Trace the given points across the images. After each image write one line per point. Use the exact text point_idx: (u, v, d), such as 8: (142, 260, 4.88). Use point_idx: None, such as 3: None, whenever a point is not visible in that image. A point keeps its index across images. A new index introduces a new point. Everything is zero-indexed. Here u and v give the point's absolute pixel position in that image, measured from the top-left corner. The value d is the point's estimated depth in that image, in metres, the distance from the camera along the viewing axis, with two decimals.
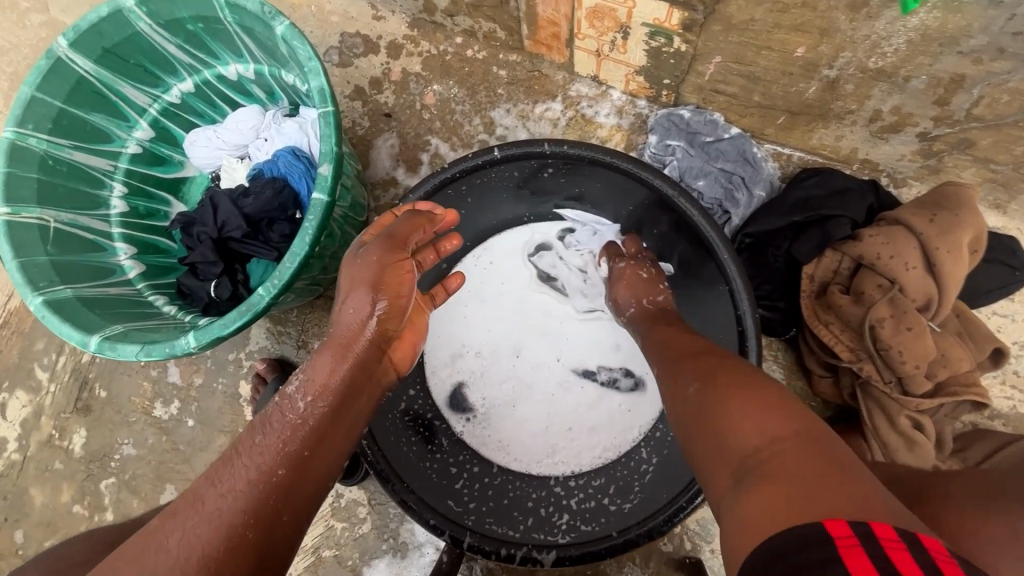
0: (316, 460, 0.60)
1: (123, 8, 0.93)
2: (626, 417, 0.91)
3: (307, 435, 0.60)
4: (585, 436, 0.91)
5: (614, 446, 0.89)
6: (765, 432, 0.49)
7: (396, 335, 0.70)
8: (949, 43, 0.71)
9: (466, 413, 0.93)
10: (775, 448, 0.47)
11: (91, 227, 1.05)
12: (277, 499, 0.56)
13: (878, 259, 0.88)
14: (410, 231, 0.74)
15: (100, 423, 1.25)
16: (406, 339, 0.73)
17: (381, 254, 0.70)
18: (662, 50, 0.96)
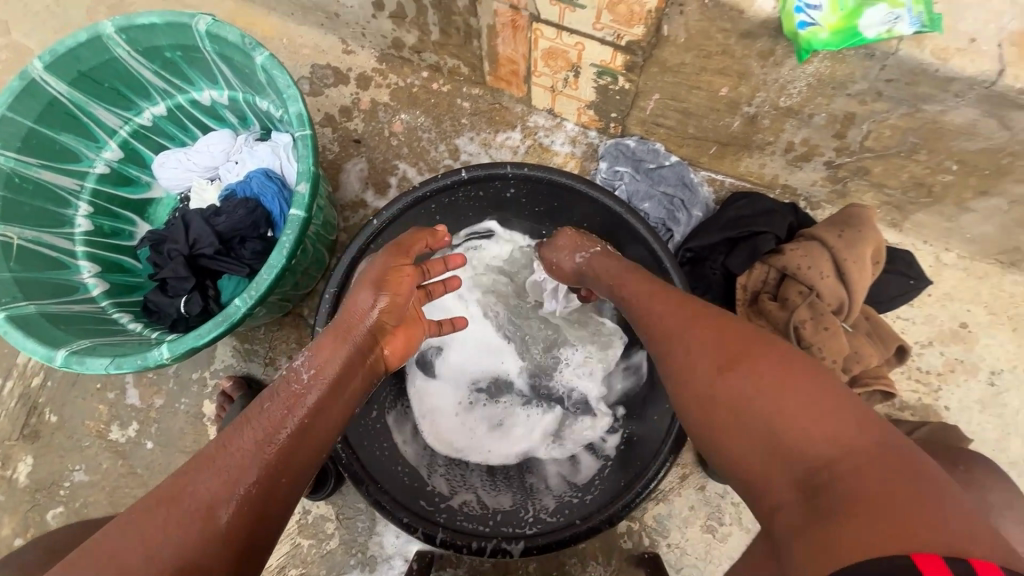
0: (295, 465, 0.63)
1: (102, 35, 0.97)
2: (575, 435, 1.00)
3: (292, 442, 0.63)
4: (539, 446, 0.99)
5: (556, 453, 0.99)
6: (823, 443, 0.52)
7: (391, 332, 0.82)
8: (839, 88, 0.86)
9: (431, 404, 1.00)
10: (811, 454, 0.53)
11: (54, 244, 1.05)
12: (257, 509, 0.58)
13: (798, 269, 1.01)
14: (419, 241, 0.88)
15: (48, 450, 1.20)
16: (398, 336, 0.83)
17: (388, 258, 0.84)
18: (609, 88, 1.08)
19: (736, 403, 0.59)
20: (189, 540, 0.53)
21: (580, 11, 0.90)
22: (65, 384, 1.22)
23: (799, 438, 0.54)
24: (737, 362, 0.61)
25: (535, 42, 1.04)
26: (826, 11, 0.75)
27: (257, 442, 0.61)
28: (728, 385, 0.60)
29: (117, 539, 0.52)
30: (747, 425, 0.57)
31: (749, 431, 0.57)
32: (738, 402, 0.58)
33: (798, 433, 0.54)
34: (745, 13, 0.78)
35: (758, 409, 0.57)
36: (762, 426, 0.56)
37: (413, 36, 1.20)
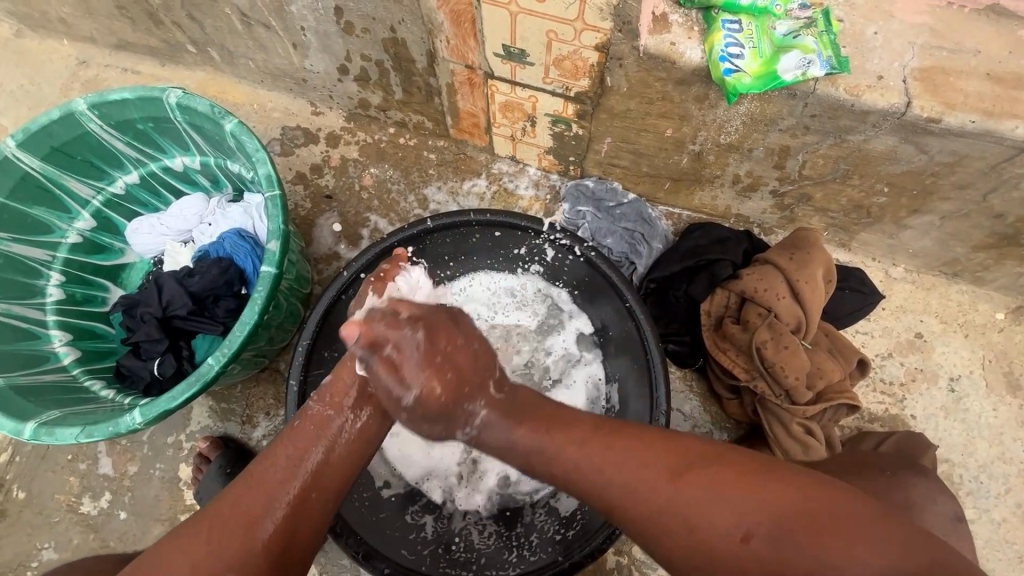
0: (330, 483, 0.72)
1: (75, 111, 1.01)
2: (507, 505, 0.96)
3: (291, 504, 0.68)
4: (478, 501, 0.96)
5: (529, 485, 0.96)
6: (749, 512, 0.58)
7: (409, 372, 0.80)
8: (771, 124, 0.93)
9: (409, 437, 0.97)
10: (744, 532, 0.58)
11: (25, 315, 1.06)
12: (288, 531, 0.68)
13: (755, 292, 1.06)
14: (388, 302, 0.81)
15: (16, 528, 1.16)
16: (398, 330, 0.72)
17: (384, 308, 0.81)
18: (564, 134, 1.15)
19: (675, 522, 0.60)
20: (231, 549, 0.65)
21: (529, 67, 0.98)
22: (35, 457, 1.19)
23: (722, 525, 0.58)
24: (647, 472, 0.63)
25: (492, 96, 1.11)
26: (746, 58, 0.83)
27: (289, 465, 0.70)
28: (653, 503, 0.62)
29: (184, 538, 0.66)
30: (691, 537, 0.60)
31: (703, 546, 0.59)
32: (669, 498, 0.61)
33: (717, 526, 0.59)
34: (676, 63, 0.86)
35: (692, 514, 0.60)
36: (698, 529, 0.59)
37: (378, 96, 1.27)
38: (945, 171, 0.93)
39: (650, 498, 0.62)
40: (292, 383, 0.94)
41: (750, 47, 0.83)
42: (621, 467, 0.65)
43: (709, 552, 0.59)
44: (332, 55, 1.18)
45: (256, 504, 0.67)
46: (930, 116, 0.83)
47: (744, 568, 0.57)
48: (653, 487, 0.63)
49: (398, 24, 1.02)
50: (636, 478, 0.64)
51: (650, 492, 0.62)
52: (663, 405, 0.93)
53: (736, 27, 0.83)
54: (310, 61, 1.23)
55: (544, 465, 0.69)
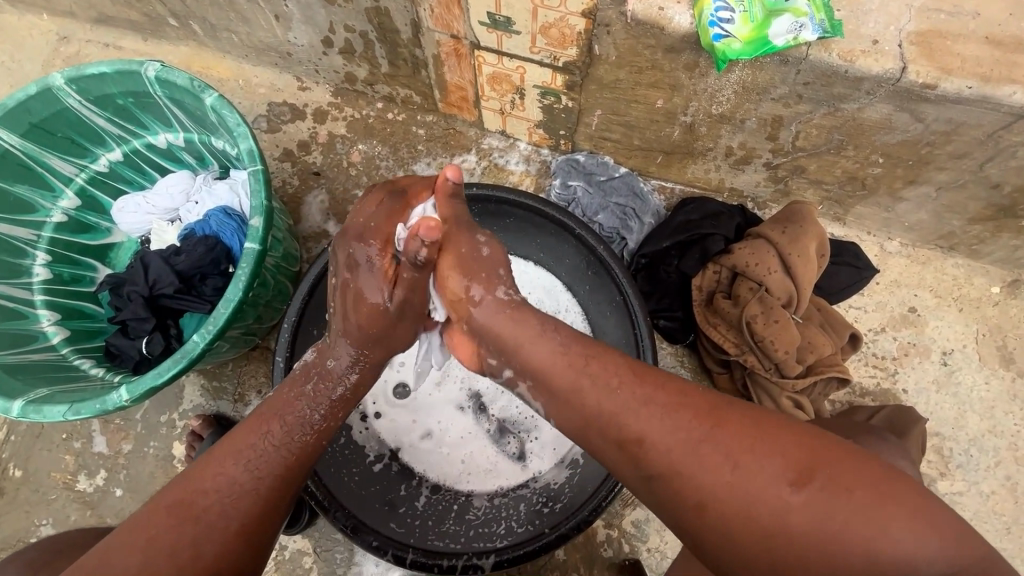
0: (298, 473, 0.70)
1: (52, 86, 0.99)
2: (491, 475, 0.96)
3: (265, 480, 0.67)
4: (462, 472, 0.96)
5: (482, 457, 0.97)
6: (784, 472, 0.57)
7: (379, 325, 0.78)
8: (763, 92, 0.90)
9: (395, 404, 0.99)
10: (777, 488, 0.56)
11: (12, 295, 1.05)
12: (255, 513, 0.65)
13: (747, 267, 1.05)
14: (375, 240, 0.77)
15: (15, 505, 1.17)
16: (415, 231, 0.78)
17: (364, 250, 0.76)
18: (554, 107, 1.13)
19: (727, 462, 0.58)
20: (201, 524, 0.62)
21: (515, 36, 0.95)
22: (29, 436, 1.20)
23: (756, 477, 0.57)
24: (678, 423, 0.61)
25: (479, 67, 1.08)
26: (737, 23, 0.80)
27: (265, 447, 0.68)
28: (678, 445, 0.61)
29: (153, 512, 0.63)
30: (725, 489, 0.58)
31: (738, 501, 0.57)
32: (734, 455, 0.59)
33: (754, 480, 0.57)
34: (665, 29, 0.83)
35: (720, 468, 0.58)
36: (732, 484, 0.58)
37: (364, 69, 1.24)
38: (941, 140, 0.91)
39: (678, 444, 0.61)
40: (278, 360, 0.94)
41: (742, 11, 0.80)
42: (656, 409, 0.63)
43: (744, 507, 0.57)
44: (315, 26, 1.15)
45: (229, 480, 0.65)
46: (926, 82, 0.80)
47: (787, 525, 0.55)
48: (679, 439, 0.60)
49: None
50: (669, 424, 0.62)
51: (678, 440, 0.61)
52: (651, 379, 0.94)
53: None
54: (294, 33, 1.19)
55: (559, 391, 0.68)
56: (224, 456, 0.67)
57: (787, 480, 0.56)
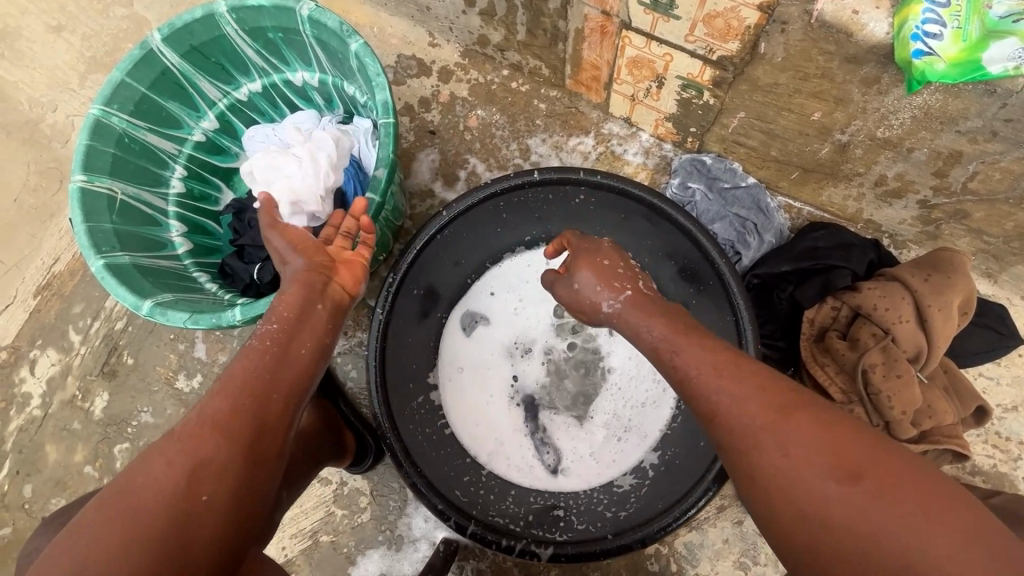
0: (286, 377, 0.71)
1: (215, 13, 1.04)
2: (522, 470, 1.00)
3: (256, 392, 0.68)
4: (498, 454, 1.01)
5: (519, 442, 1.02)
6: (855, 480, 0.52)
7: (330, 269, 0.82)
8: (949, 123, 0.80)
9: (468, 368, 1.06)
10: (848, 498, 0.51)
11: (151, 202, 1.14)
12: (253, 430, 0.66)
13: (874, 310, 0.95)
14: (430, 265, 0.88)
15: (123, 388, 1.31)
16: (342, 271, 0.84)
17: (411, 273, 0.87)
18: (692, 101, 1.06)
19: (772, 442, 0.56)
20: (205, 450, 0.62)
21: (673, 21, 0.89)
22: (143, 330, 1.32)
23: (830, 492, 0.52)
24: (762, 407, 0.58)
25: (622, 49, 1.03)
26: (946, 40, 0.69)
27: (260, 363, 0.70)
28: (750, 430, 0.58)
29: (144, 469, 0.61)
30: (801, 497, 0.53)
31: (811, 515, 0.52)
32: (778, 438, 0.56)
33: (812, 471, 0.53)
34: (854, 36, 0.75)
35: (785, 459, 0.55)
36: (797, 476, 0.54)
37: (500, 34, 1.22)
38: None
39: (744, 425, 0.58)
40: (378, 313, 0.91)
41: (955, 27, 0.69)
42: (739, 390, 0.61)
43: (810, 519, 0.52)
44: None
45: (216, 408, 0.65)
46: None
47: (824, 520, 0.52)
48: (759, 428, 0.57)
49: None
50: (741, 410, 0.59)
51: (754, 434, 0.58)
52: None
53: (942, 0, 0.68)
54: None
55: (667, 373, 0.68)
56: (222, 381, 0.68)
57: (832, 476, 0.53)
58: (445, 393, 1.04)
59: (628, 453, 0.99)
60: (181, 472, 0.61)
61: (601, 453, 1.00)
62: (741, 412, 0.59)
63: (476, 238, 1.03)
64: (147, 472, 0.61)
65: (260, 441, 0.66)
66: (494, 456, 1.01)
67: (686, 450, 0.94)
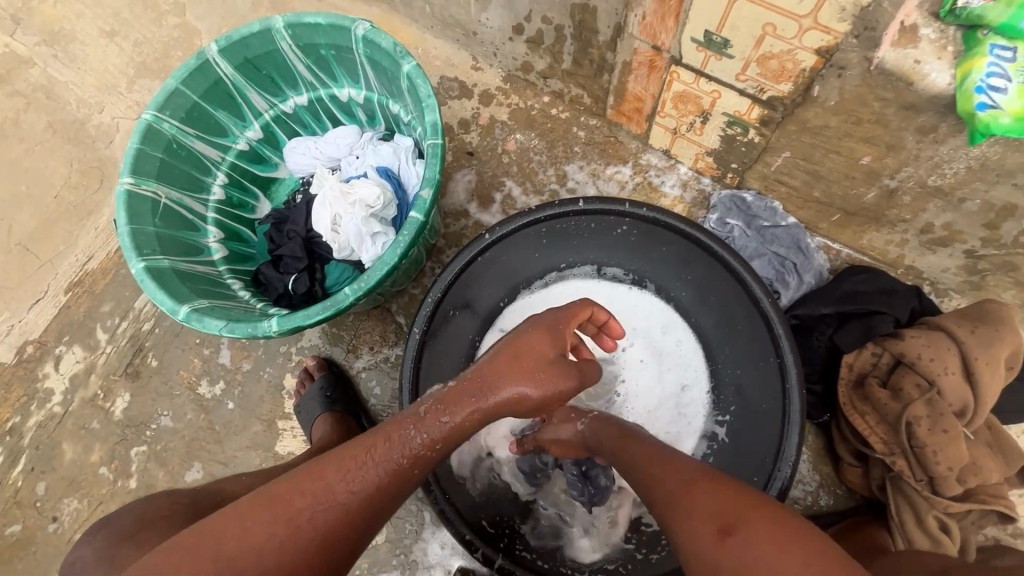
0: (374, 508, 0.60)
1: (272, 28, 1.06)
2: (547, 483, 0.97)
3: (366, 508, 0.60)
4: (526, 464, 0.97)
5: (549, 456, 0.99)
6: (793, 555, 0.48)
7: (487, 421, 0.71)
8: (1006, 175, 0.79)
9: None
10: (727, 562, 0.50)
11: (192, 208, 1.15)
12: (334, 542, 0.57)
13: (918, 360, 0.93)
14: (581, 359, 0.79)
15: (145, 390, 1.30)
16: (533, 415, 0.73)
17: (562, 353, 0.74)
18: (736, 138, 1.06)
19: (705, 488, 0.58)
20: (300, 544, 0.55)
21: (726, 60, 0.90)
22: (170, 333, 1.32)
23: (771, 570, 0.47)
24: (716, 500, 0.55)
25: (669, 83, 1.04)
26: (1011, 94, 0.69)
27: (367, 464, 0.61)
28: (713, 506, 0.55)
29: (240, 523, 0.55)
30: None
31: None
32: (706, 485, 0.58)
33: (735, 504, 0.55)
34: (914, 85, 0.75)
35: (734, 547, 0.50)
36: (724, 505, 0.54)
37: (545, 62, 1.23)
38: None
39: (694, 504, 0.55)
40: (415, 332, 0.95)
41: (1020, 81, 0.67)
42: (694, 473, 0.61)
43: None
44: (512, 12, 1.15)
45: (329, 493, 0.59)
46: None
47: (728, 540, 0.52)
48: (719, 507, 0.54)
49: None
50: (714, 491, 0.56)
51: (698, 502, 0.56)
52: (793, 455, 0.84)
53: (1009, 55, 0.68)
54: (487, 14, 1.20)
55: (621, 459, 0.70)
56: (335, 461, 0.61)
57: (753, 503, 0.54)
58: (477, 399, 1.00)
59: None
60: (276, 550, 0.54)
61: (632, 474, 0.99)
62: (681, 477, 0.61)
63: (517, 261, 1.05)
64: (232, 533, 0.54)
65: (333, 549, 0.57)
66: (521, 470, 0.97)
67: None
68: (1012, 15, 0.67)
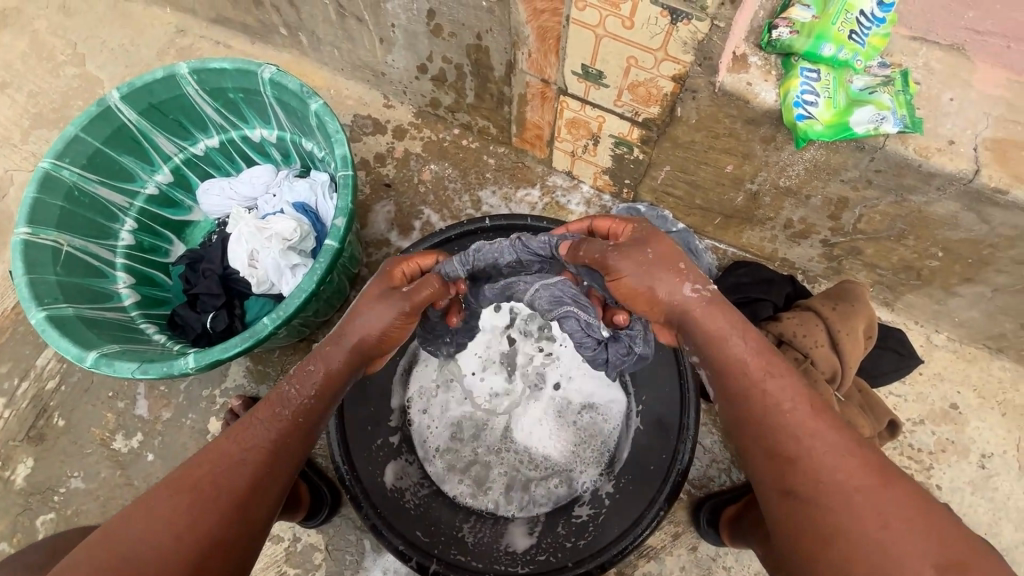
0: (273, 464, 0.71)
1: (177, 74, 1.09)
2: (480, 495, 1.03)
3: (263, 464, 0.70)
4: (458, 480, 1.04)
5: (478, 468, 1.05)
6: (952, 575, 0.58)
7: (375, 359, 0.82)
8: (834, 174, 0.95)
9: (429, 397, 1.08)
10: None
11: (98, 254, 1.13)
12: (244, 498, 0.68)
13: (794, 336, 1.07)
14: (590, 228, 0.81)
15: (51, 453, 1.22)
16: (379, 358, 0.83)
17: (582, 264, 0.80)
18: (625, 157, 1.18)
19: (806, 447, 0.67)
20: (210, 507, 0.66)
21: (603, 89, 1.02)
22: (78, 389, 1.25)
23: (921, 551, 0.60)
24: (855, 470, 0.65)
25: (561, 111, 1.15)
26: (820, 107, 0.85)
27: (263, 427, 0.72)
28: (847, 487, 0.64)
29: (155, 502, 0.66)
30: (854, 557, 0.61)
31: (841, 546, 0.62)
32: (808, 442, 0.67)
33: (829, 460, 0.66)
34: (750, 103, 0.89)
35: (885, 531, 0.61)
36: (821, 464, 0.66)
37: (451, 98, 1.33)
38: (1004, 244, 0.93)
39: (851, 484, 0.64)
40: None
41: (826, 96, 0.85)
42: (837, 441, 0.66)
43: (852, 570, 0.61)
44: (415, 53, 1.24)
45: (231, 459, 0.69)
46: (997, 187, 0.84)
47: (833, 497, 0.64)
48: (844, 483, 0.64)
49: (486, 33, 1.07)
50: (848, 468, 0.65)
51: (854, 482, 0.64)
52: (691, 431, 0.95)
53: (815, 76, 0.85)
54: (393, 56, 1.29)
55: (732, 380, 0.71)
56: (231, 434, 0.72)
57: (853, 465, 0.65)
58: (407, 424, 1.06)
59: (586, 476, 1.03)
60: (186, 522, 0.64)
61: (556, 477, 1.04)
62: (794, 432, 0.68)
63: None
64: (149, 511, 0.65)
65: (245, 506, 0.68)
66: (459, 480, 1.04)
67: (642, 475, 0.97)
68: (812, 45, 0.84)
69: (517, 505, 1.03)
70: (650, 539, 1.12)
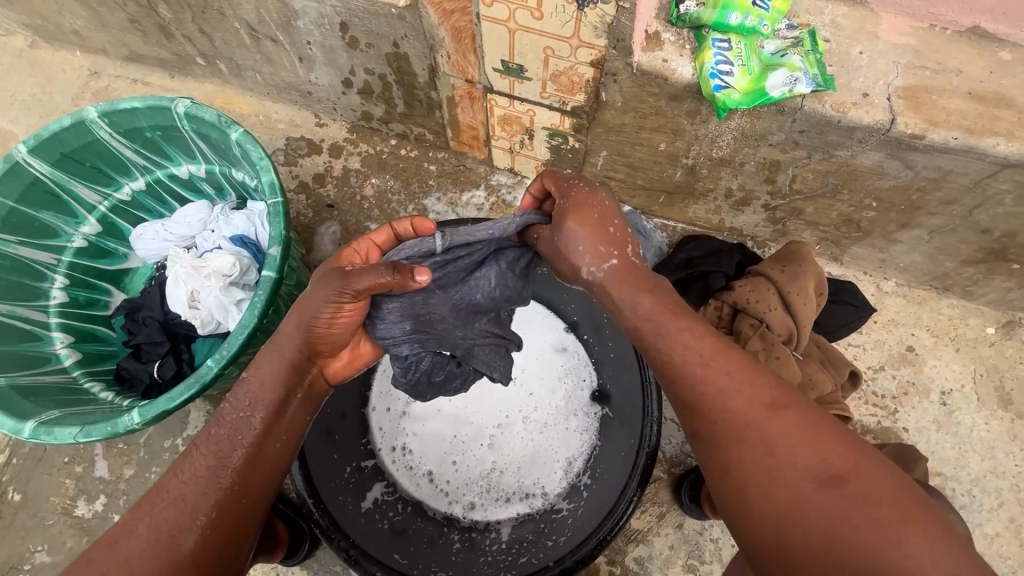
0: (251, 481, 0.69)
1: (85, 119, 1.04)
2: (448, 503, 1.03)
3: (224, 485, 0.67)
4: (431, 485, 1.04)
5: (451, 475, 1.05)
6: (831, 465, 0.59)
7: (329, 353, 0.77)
8: (761, 139, 0.96)
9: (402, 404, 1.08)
10: (838, 502, 0.57)
11: (28, 317, 1.08)
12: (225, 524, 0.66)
13: (747, 303, 1.07)
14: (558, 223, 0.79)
15: (10, 530, 1.16)
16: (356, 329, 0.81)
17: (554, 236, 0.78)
18: (561, 147, 1.18)
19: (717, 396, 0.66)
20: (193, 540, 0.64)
21: (527, 82, 1.00)
22: (31, 460, 1.19)
23: (806, 475, 0.59)
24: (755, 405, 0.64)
25: (491, 109, 1.13)
26: (736, 76, 0.86)
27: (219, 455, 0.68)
28: (740, 423, 0.64)
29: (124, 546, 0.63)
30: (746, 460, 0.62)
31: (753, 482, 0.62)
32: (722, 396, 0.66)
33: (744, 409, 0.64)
34: (668, 79, 0.89)
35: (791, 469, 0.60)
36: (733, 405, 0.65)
37: (380, 108, 1.30)
38: (931, 186, 0.95)
39: (739, 422, 0.64)
40: None
41: (739, 65, 0.86)
42: (729, 382, 0.66)
43: (747, 473, 0.62)
44: (337, 69, 1.21)
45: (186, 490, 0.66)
46: (914, 133, 0.85)
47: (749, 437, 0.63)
48: (732, 392, 0.65)
49: (402, 40, 1.05)
50: (743, 408, 0.64)
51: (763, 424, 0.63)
52: (654, 413, 0.96)
53: (726, 46, 0.86)
54: (315, 74, 1.26)
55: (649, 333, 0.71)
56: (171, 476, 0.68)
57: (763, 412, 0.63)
58: (382, 436, 1.06)
59: (562, 474, 1.03)
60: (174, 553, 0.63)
61: (520, 481, 1.04)
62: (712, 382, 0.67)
63: None
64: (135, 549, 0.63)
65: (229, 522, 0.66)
66: (416, 481, 1.04)
67: (614, 461, 1.00)
68: (719, 16, 0.85)
69: (481, 509, 1.03)
70: (636, 523, 1.13)
